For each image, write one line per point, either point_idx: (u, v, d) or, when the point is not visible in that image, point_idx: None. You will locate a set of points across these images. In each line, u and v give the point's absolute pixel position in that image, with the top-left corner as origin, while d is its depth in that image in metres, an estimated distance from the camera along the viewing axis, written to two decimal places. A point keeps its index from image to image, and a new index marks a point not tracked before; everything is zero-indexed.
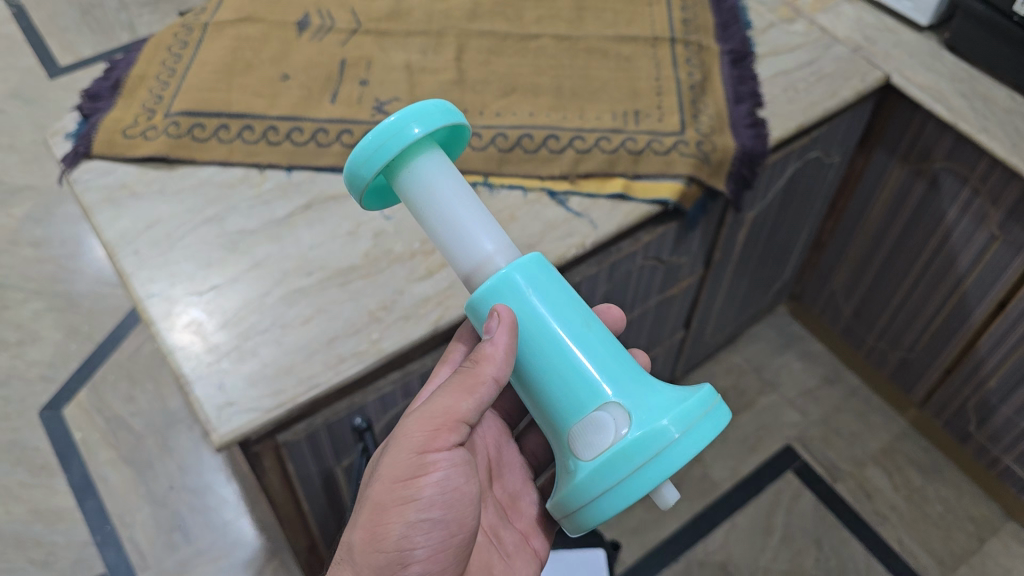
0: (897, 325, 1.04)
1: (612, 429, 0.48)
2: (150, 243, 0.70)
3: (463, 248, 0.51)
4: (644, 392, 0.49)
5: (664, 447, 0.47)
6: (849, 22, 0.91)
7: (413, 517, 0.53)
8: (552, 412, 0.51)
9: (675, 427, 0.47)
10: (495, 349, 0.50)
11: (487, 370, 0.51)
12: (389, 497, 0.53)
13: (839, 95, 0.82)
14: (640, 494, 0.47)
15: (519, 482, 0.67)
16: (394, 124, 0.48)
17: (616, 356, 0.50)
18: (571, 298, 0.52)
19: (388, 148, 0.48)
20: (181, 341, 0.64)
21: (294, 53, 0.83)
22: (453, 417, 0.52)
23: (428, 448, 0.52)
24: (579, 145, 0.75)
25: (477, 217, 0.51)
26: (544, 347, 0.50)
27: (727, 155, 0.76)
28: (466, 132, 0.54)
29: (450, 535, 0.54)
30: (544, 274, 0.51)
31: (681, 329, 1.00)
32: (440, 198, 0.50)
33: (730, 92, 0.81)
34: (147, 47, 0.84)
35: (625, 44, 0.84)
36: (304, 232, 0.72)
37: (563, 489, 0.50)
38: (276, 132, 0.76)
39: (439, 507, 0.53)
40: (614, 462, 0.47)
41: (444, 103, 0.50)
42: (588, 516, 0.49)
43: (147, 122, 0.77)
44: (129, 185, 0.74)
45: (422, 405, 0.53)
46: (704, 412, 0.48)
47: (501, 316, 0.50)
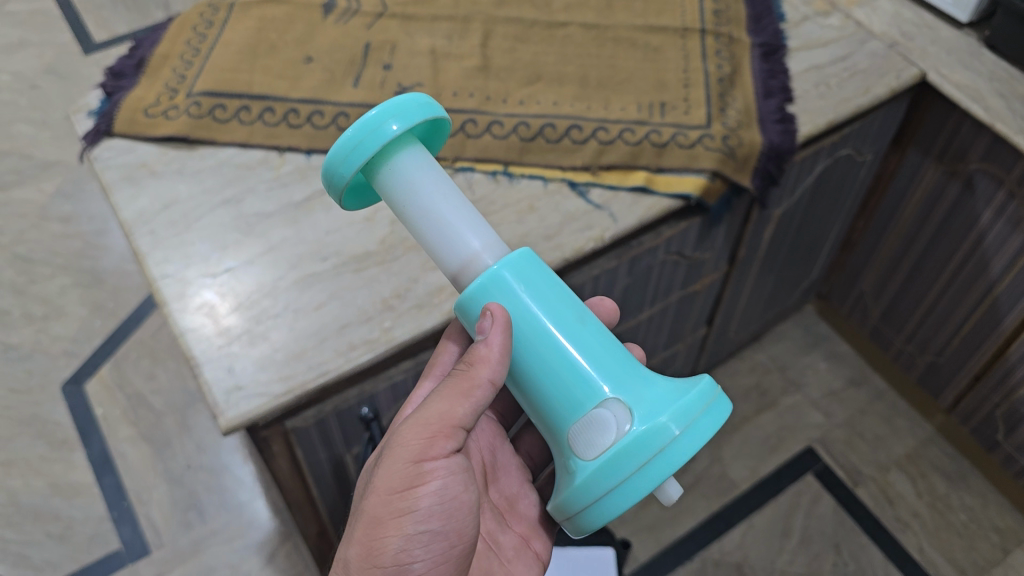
0: (925, 328, 1.02)
1: (614, 428, 0.47)
2: (167, 223, 0.70)
3: (450, 247, 0.51)
4: (643, 388, 0.49)
5: (665, 444, 0.46)
6: (886, 16, 0.88)
7: (411, 530, 0.52)
8: (550, 411, 0.50)
9: (675, 423, 0.46)
10: (489, 350, 0.49)
11: (482, 372, 0.50)
12: (385, 510, 0.52)
13: (872, 91, 0.80)
14: (643, 492, 0.47)
15: (516, 484, 0.67)
16: (370, 122, 0.47)
17: (613, 352, 0.50)
18: (563, 295, 0.51)
19: (367, 145, 0.48)
20: (194, 323, 0.64)
21: (319, 35, 0.82)
22: (448, 424, 0.52)
23: (423, 458, 0.52)
24: (602, 137, 0.74)
25: (462, 215, 0.51)
26: (538, 346, 0.49)
27: (753, 151, 0.74)
28: (446, 124, 0.53)
29: (449, 544, 0.54)
30: (534, 270, 0.50)
31: (703, 327, 0.98)
32: (423, 195, 0.50)
33: (759, 87, 0.79)
34: (173, 27, 0.84)
35: (654, 34, 0.83)
36: (320, 217, 0.71)
37: (563, 492, 0.49)
38: (297, 115, 0.75)
39: (437, 517, 0.53)
40: (616, 462, 0.46)
41: (422, 96, 0.50)
42: (591, 517, 0.48)
43: (169, 101, 0.77)
44: (148, 164, 0.74)
45: (417, 412, 0.53)
46: (704, 408, 0.48)
47: (494, 315, 0.49)
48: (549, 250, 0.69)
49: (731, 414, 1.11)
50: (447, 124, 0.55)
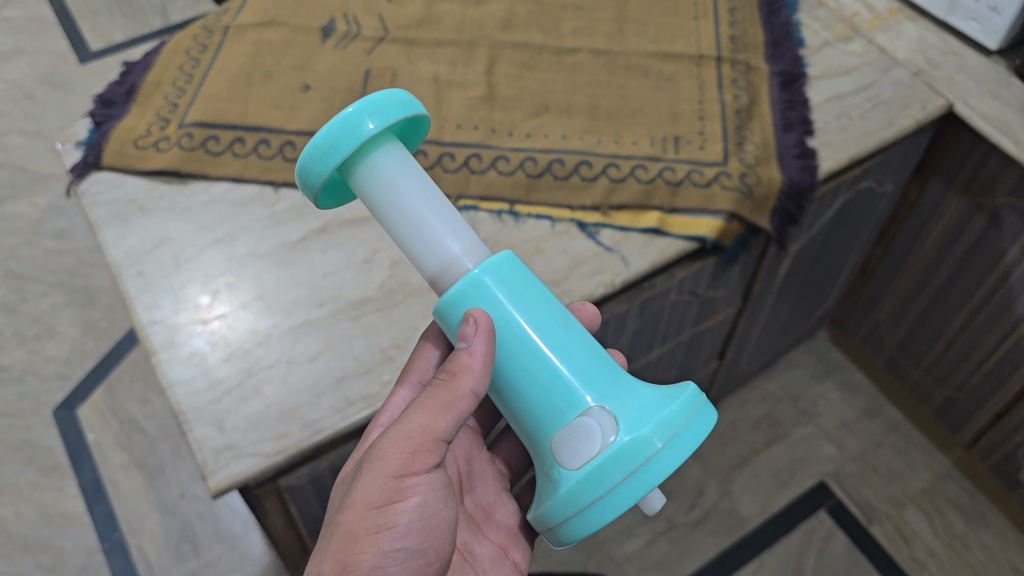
0: (944, 362, 0.98)
1: (598, 437, 0.45)
2: (155, 265, 0.67)
3: (429, 249, 0.49)
4: (627, 396, 0.47)
5: (648, 457, 0.45)
6: (910, 42, 0.84)
7: (387, 547, 0.49)
8: (532, 420, 0.49)
9: (658, 436, 0.45)
10: (472, 359, 0.47)
11: (464, 383, 0.48)
12: (362, 527, 0.49)
13: (896, 124, 0.77)
14: (626, 505, 0.45)
15: (494, 492, 0.65)
16: (346, 121, 0.46)
17: (595, 360, 0.48)
18: (546, 302, 0.49)
19: (343, 144, 0.46)
20: (183, 374, 0.61)
21: (318, 60, 0.78)
22: (429, 438, 0.49)
23: (404, 473, 0.49)
24: (614, 174, 0.70)
25: (441, 217, 0.49)
26: (521, 354, 0.48)
27: (773, 189, 0.71)
28: (425, 123, 0.52)
29: (427, 562, 0.51)
30: (515, 274, 0.49)
31: (715, 360, 0.94)
32: (402, 196, 0.49)
33: (778, 119, 0.76)
34: (166, 51, 0.80)
35: (668, 62, 0.79)
36: (317, 257, 0.68)
37: (545, 501, 0.48)
38: (293, 148, 0.72)
39: (415, 535, 0.50)
40: (600, 473, 0.45)
41: (401, 94, 0.49)
42: (573, 528, 0.47)
43: (160, 132, 0.73)
44: (137, 200, 0.71)
45: (395, 424, 0.50)
46: (688, 419, 0.46)
47: (477, 322, 0.47)
48: (557, 296, 0.65)
49: (742, 445, 1.08)
50: (428, 124, 0.54)
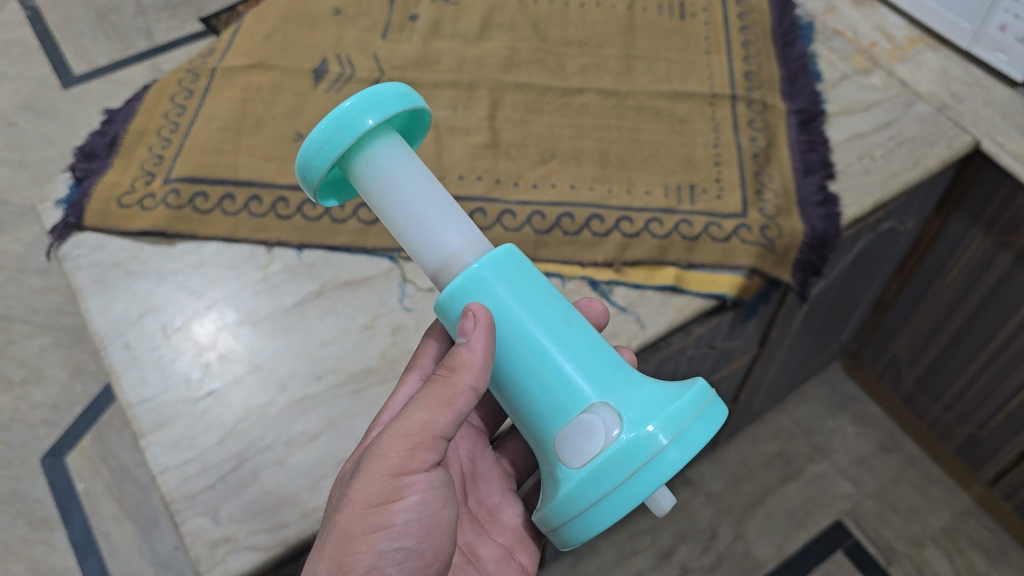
0: (965, 400, 0.95)
1: (601, 433, 0.43)
2: (143, 336, 0.63)
3: (429, 245, 0.46)
4: (632, 392, 0.44)
5: (653, 455, 0.42)
6: (932, 74, 0.80)
7: (384, 547, 0.45)
8: (532, 419, 0.46)
9: (663, 432, 0.42)
10: (471, 354, 0.44)
11: (464, 379, 0.45)
12: (357, 526, 0.45)
13: (921, 164, 0.73)
14: (633, 504, 0.42)
15: (498, 492, 0.61)
16: (343, 116, 0.43)
17: (598, 353, 0.45)
18: (547, 297, 0.46)
19: (340, 140, 0.43)
20: (173, 460, 0.57)
21: (310, 106, 0.74)
22: (429, 435, 0.46)
23: (403, 470, 0.45)
24: (627, 228, 0.67)
25: (442, 211, 0.46)
26: (522, 351, 0.45)
27: (795, 241, 0.67)
28: (426, 116, 0.49)
29: (424, 564, 0.48)
30: (516, 268, 0.46)
31: (730, 403, 0.90)
32: (402, 190, 0.46)
33: (797, 162, 0.72)
34: (150, 96, 0.76)
35: (681, 102, 0.75)
36: (315, 324, 0.63)
37: (547, 502, 0.45)
38: (286, 205, 0.68)
39: (413, 535, 0.46)
40: (603, 471, 0.42)
41: (401, 86, 0.45)
42: (577, 529, 0.44)
43: (145, 188, 0.69)
44: (122, 263, 0.66)
45: (392, 422, 0.47)
46: (695, 414, 0.43)
47: (476, 316, 0.44)
48: None
49: (755, 484, 1.04)
50: (429, 116, 0.51)
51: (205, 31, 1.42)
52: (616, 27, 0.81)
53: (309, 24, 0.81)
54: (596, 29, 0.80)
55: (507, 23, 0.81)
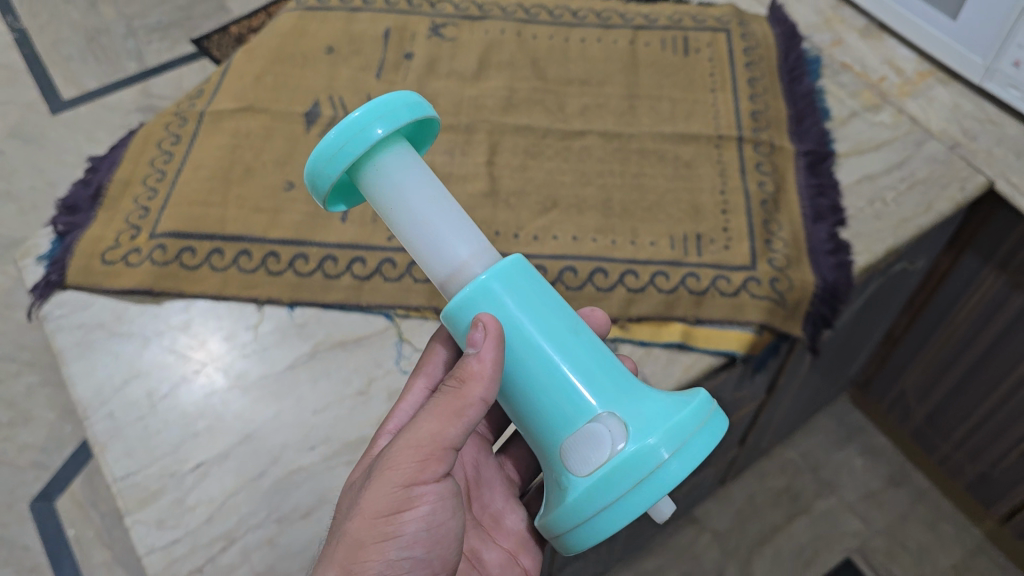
0: (976, 439, 0.93)
1: (606, 445, 0.42)
2: (128, 405, 0.60)
3: (437, 254, 0.44)
4: (637, 402, 0.43)
5: (655, 469, 0.41)
6: (944, 111, 0.78)
7: (393, 556, 0.43)
8: (537, 427, 0.45)
9: (666, 446, 0.41)
10: (481, 365, 0.43)
11: (474, 390, 0.43)
12: (367, 535, 0.43)
13: (934, 208, 0.70)
14: (635, 514, 0.41)
15: (502, 497, 0.59)
16: (352, 127, 0.41)
17: (603, 363, 0.44)
18: (554, 306, 0.45)
19: (349, 151, 0.41)
20: (158, 541, 0.54)
21: (301, 152, 0.71)
22: (439, 446, 0.44)
23: (413, 480, 0.43)
24: (631, 282, 0.64)
25: (451, 221, 0.44)
26: (528, 362, 0.43)
27: (805, 293, 0.64)
28: (435, 124, 0.47)
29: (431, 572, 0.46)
30: (524, 279, 0.44)
31: (736, 447, 0.88)
32: (411, 200, 0.44)
33: (807, 207, 0.70)
34: (136, 141, 0.73)
35: (686, 144, 0.72)
36: (308, 389, 0.61)
37: (551, 509, 0.44)
38: (277, 260, 0.65)
39: (422, 544, 0.45)
40: (608, 481, 0.41)
41: (410, 96, 0.43)
42: (581, 536, 0.43)
43: (130, 243, 0.67)
44: (106, 325, 0.64)
45: (401, 432, 0.45)
46: (697, 427, 0.42)
47: (486, 327, 0.42)
48: None
49: (761, 522, 1.02)
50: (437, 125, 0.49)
51: (197, 53, 1.39)
52: (618, 64, 0.78)
53: (300, 63, 0.78)
54: (597, 67, 0.78)
55: (505, 61, 0.78)
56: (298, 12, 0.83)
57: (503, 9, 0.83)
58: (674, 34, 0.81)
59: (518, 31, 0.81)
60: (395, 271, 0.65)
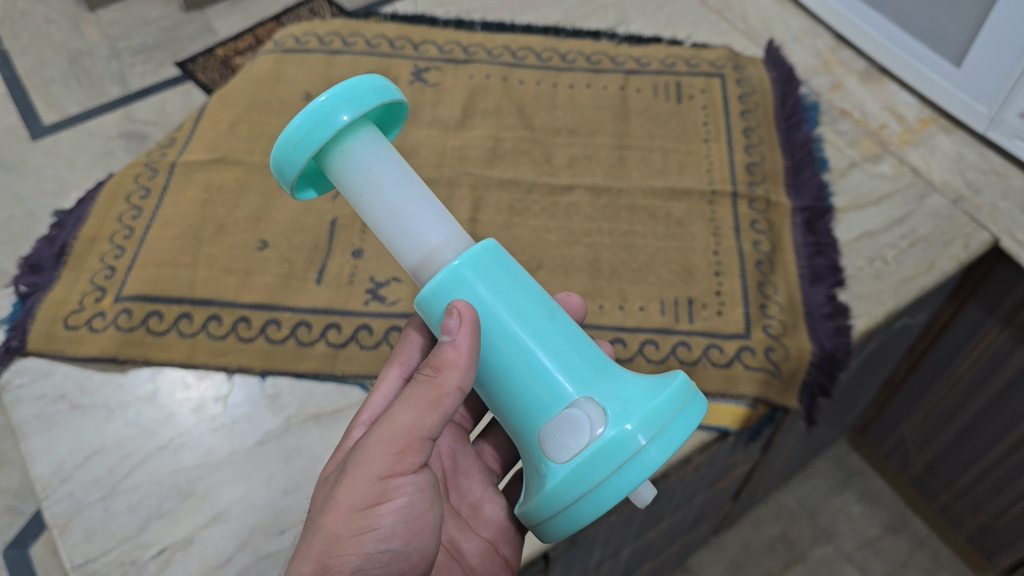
0: (978, 490, 0.90)
1: (584, 430, 0.38)
2: (89, 484, 0.57)
3: (409, 241, 0.42)
4: (616, 388, 0.40)
5: (631, 455, 0.37)
6: (946, 161, 0.75)
7: (372, 549, 0.40)
8: (514, 415, 0.42)
9: (643, 432, 0.37)
10: (457, 355, 0.40)
11: (450, 378, 0.40)
12: (342, 529, 0.39)
13: (936, 267, 0.67)
14: (613, 503, 0.38)
15: (479, 485, 0.54)
16: (317, 112, 0.38)
17: (581, 350, 0.41)
18: (529, 290, 0.42)
19: (315, 135, 0.38)
20: None
21: (276, 208, 0.68)
22: (416, 437, 0.41)
23: (389, 471, 0.40)
24: (619, 352, 0.61)
25: (423, 207, 0.42)
26: (502, 348, 0.40)
27: (802, 363, 0.61)
28: (404, 109, 0.44)
29: (411, 567, 0.42)
30: (498, 264, 0.41)
31: (730, 502, 0.84)
32: (381, 185, 0.41)
33: (804, 268, 0.67)
34: (103, 194, 0.70)
35: (678, 200, 0.69)
36: (278, 467, 0.58)
37: (528, 498, 0.41)
38: (249, 325, 0.62)
39: (401, 538, 0.41)
40: (584, 469, 0.38)
41: (377, 79, 0.41)
42: (559, 525, 0.40)
43: (95, 305, 0.64)
44: (68, 395, 0.61)
45: (375, 425, 0.41)
46: (677, 409, 0.39)
47: (461, 315, 0.40)
48: None
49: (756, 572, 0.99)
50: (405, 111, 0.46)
51: (181, 76, 1.33)
52: (608, 112, 0.75)
53: (276, 110, 0.75)
54: (586, 115, 0.75)
55: (490, 109, 0.75)
56: (276, 54, 0.80)
57: (489, 52, 0.80)
58: (667, 79, 0.78)
59: (504, 76, 0.78)
60: (372, 338, 0.62)
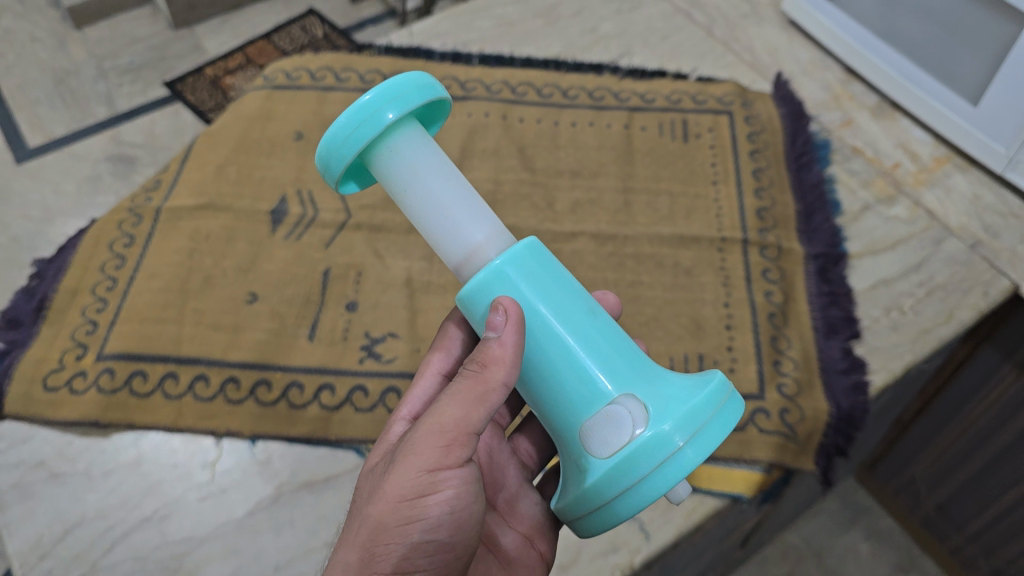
0: (992, 533, 0.87)
1: (622, 428, 0.36)
2: (69, 560, 0.54)
3: (450, 238, 0.40)
4: (655, 386, 0.38)
5: (667, 456, 0.35)
6: (962, 202, 0.72)
7: (417, 538, 0.38)
8: (552, 410, 0.40)
9: (680, 433, 0.35)
10: (502, 351, 0.38)
11: (496, 376, 0.38)
12: (388, 519, 0.37)
13: (955, 317, 0.64)
14: (648, 502, 0.36)
15: (514, 480, 0.51)
16: (361, 109, 0.37)
17: (620, 347, 0.39)
18: (568, 285, 0.40)
19: (361, 134, 0.37)
20: None
21: (266, 256, 0.65)
22: (464, 431, 0.38)
23: (437, 464, 0.37)
24: None
25: (466, 203, 0.40)
26: (540, 342, 0.39)
27: (818, 423, 0.58)
28: (446, 108, 0.43)
29: (456, 557, 0.40)
30: (539, 262, 0.39)
31: (737, 549, 0.81)
32: (423, 182, 0.39)
33: (818, 319, 0.64)
34: (85, 242, 0.67)
35: (686, 248, 0.66)
36: (269, 539, 0.55)
37: (567, 493, 0.39)
38: (237, 387, 0.59)
39: (447, 527, 0.39)
40: (621, 467, 0.36)
41: (422, 76, 0.39)
42: (596, 521, 0.38)
43: (75, 364, 0.61)
44: (48, 462, 0.58)
45: (421, 416, 0.39)
46: (714, 409, 0.37)
47: (505, 311, 0.38)
48: None
49: None
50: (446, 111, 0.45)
51: (170, 96, 1.27)
52: (612, 152, 0.72)
53: (266, 151, 0.72)
54: (589, 155, 0.72)
55: (489, 149, 0.72)
56: (266, 90, 0.77)
57: (488, 87, 0.77)
58: (673, 116, 0.75)
59: (504, 113, 0.75)
60: (368, 400, 0.58)
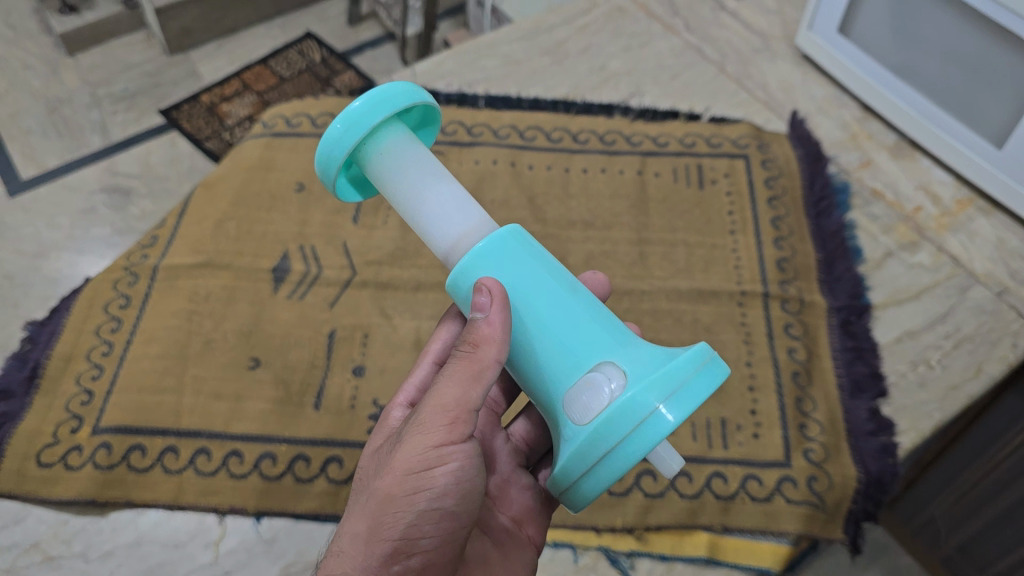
0: None
1: (599, 395, 0.35)
2: None
3: (437, 229, 0.40)
4: (634, 354, 0.36)
5: (642, 417, 0.33)
6: (987, 248, 0.69)
7: (424, 507, 0.37)
8: (537, 389, 0.38)
9: (654, 394, 0.34)
10: (491, 330, 0.37)
11: (491, 352, 0.37)
12: (396, 489, 0.37)
13: (984, 371, 0.61)
14: (627, 467, 0.34)
15: (508, 466, 0.49)
16: (350, 116, 0.37)
17: (600, 320, 0.37)
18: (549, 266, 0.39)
19: (349, 139, 0.37)
20: None
21: (268, 317, 0.63)
22: (467, 409, 0.37)
23: (442, 439, 0.37)
24: (649, 486, 0.56)
25: (451, 196, 0.40)
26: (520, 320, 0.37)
27: (847, 491, 0.56)
28: (437, 113, 0.43)
29: (466, 528, 0.39)
30: (517, 242, 0.38)
31: None
32: (408, 178, 0.39)
33: (843, 376, 0.61)
34: (79, 305, 0.65)
35: (704, 303, 0.64)
36: None
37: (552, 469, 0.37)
38: (240, 461, 0.56)
39: (454, 497, 0.38)
40: (597, 433, 0.34)
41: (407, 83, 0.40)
42: (579, 494, 0.36)
43: (71, 438, 0.58)
44: (42, 544, 0.55)
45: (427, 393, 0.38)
46: (693, 371, 0.35)
47: (486, 290, 0.37)
48: None
49: None
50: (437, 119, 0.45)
51: (166, 125, 1.24)
52: (625, 201, 0.70)
53: (266, 205, 0.70)
54: (602, 204, 0.69)
55: (498, 200, 0.70)
56: (265, 138, 0.75)
57: (496, 132, 0.75)
58: (687, 161, 0.73)
59: (512, 160, 0.72)
60: None
